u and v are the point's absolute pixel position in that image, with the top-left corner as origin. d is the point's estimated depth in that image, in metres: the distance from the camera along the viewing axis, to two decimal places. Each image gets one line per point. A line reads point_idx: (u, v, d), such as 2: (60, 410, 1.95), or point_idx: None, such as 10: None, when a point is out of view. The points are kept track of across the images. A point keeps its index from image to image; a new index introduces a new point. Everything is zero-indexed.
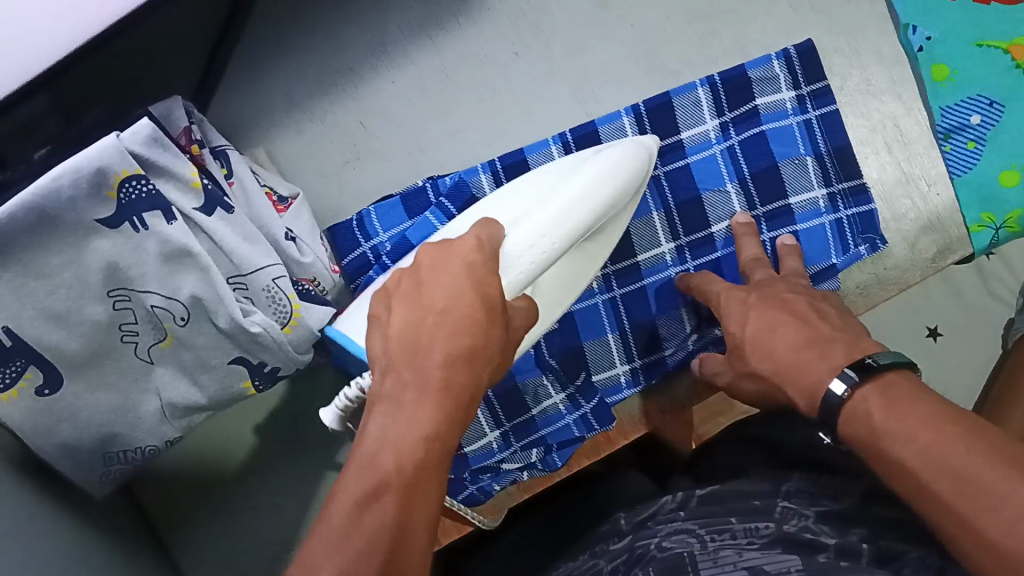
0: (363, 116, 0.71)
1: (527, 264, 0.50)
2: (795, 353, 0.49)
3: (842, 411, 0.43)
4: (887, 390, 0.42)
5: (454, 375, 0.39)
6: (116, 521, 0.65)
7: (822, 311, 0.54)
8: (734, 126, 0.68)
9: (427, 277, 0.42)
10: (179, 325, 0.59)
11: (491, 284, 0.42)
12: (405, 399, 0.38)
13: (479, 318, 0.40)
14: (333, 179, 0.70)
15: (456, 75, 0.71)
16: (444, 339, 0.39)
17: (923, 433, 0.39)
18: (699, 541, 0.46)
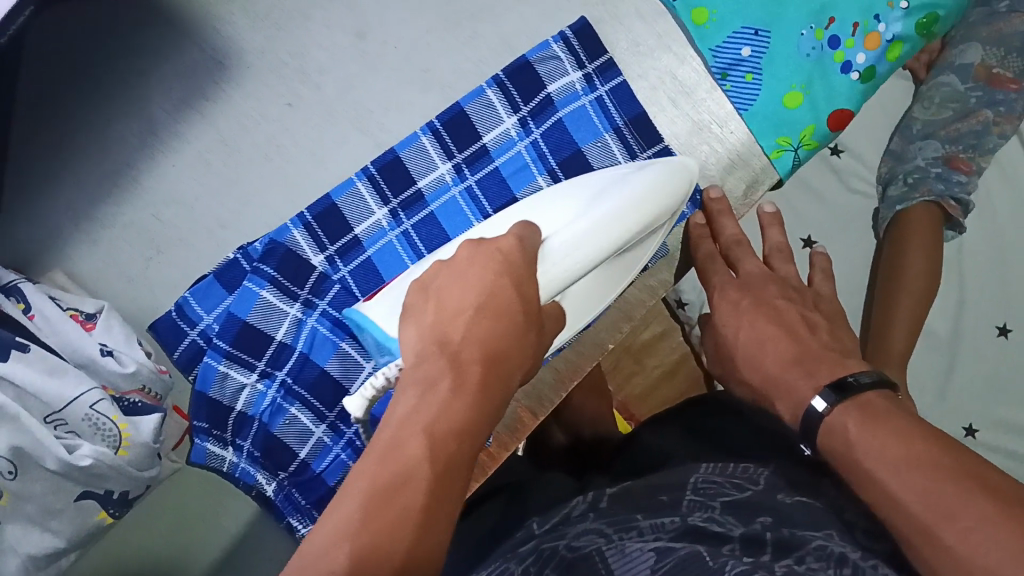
0: (154, 208, 0.69)
1: (578, 258, 0.55)
2: (778, 366, 0.54)
3: (822, 425, 0.47)
4: (865, 407, 0.46)
5: (487, 376, 0.44)
6: None
7: (811, 322, 0.57)
8: (533, 118, 0.69)
9: (454, 278, 0.50)
10: (9, 479, 0.55)
11: (527, 286, 0.49)
12: (444, 388, 0.42)
13: (516, 318, 0.47)
14: (140, 281, 0.69)
15: (235, 142, 0.69)
16: (482, 332, 0.46)
17: (894, 447, 0.42)
18: (602, 538, 0.45)
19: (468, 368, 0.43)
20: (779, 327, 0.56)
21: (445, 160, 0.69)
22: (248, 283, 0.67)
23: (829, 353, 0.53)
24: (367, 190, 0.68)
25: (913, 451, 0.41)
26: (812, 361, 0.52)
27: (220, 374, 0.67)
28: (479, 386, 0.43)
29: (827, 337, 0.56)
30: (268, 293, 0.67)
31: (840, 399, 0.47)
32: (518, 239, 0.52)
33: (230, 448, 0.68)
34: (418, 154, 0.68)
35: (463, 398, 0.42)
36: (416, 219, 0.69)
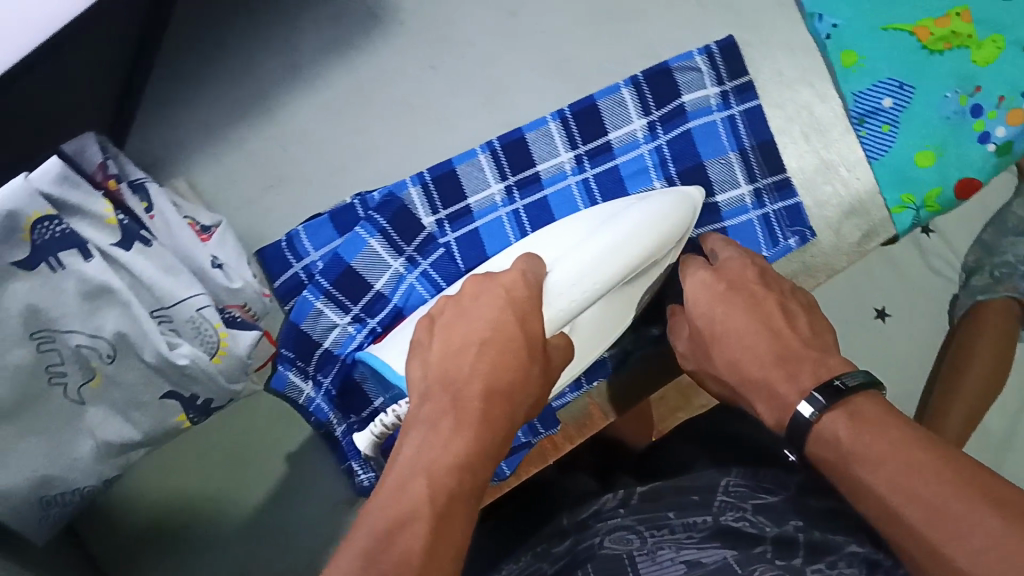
0: (283, 140, 0.70)
1: (571, 294, 0.56)
2: (757, 366, 0.53)
3: (812, 432, 0.47)
4: (855, 412, 0.46)
5: (492, 407, 0.46)
6: (63, 563, 0.66)
7: (787, 312, 0.56)
8: (662, 125, 0.68)
9: (467, 309, 0.52)
10: (106, 363, 0.59)
11: (531, 321, 0.52)
12: (443, 427, 0.44)
13: (519, 354, 0.49)
14: (255, 206, 0.70)
15: (372, 92, 0.70)
16: (486, 368, 0.47)
17: (890, 456, 0.43)
18: (637, 539, 0.50)
19: (470, 405, 0.45)
20: (755, 321, 0.55)
21: (568, 149, 0.69)
22: (358, 229, 0.68)
23: (811, 353, 0.52)
24: (488, 164, 0.69)
25: (911, 464, 0.42)
26: (795, 360, 0.51)
27: (315, 310, 0.68)
28: (484, 421, 0.45)
29: (803, 332, 0.54)
30: (376, 243, 0.68)
31: (829, 404, 0.47)
32: (520, 275, 0.54)
33: (310, 382, 0.69)
34: (545, 139, 0.69)
35: (461, 437, 0.44)
36: (529, 201, 0.69)
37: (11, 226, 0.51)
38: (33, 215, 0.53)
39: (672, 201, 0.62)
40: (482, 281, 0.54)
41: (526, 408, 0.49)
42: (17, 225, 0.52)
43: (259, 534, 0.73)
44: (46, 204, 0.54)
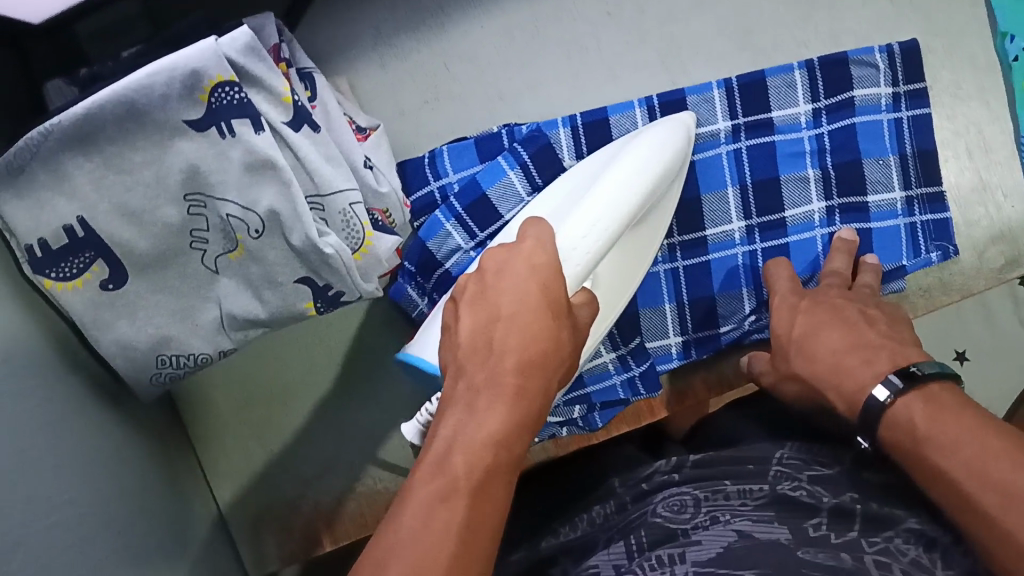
0: (448, 58, 0.71)
1: (582, 256, 0.54)
2: (835, 359, 0.56)
3: (883, 417, 0.50)
4: (931, 399, 0.48)
5: (527, 382, 0.43)
6: (156, 422, 0.68)
7: (872, 319, 0.58)
8: (826, 114, 0.68)
9: (493, 280, 0.47)
10: (252, 237, 0.61)
11: (555, 280, 0.48)
12: (480, 400, 0.42)
13: (544, 322, 0.45)
14: (409, 117, 0.71)
15: (545, 29, 0.71)
16: (517, 341, 0.44)
17: (970, 443, 0.45)
18: (692, 506, 0.51)
19: (506, 377, 0.43)
20: (835, 320, 0.59)
21: (727, 118, 0.68)
22: (500, 158, 0.68)
23: (889, 344, 0.55)
24: (642, 118, 0.69)
25: (983, 448, 0.44)
26: (869, 348, 0.55)
27: (444, 231, 0.68)
28: (521, 392, 0.43)
29: (883, 332, 0.57)
30: (514, 175, 0.68)
31: (904, 389, 0.49)
32: (536, 241, 0.49)
33: (425, 299, 0.70)
34: (705, 104, 0.68)
35: (500, 410, 0.42)
36: None
37: (190, 84, 0.55)
38: (214, 79, 0.55)
39: (656, 144, 0.61)
40: (503, 253, 0.49)
41: (560, 375, 0.47)
42: (198, 84, 0.55)
43: (345, 438, 0.74)
44: (231, 70, 0.56)
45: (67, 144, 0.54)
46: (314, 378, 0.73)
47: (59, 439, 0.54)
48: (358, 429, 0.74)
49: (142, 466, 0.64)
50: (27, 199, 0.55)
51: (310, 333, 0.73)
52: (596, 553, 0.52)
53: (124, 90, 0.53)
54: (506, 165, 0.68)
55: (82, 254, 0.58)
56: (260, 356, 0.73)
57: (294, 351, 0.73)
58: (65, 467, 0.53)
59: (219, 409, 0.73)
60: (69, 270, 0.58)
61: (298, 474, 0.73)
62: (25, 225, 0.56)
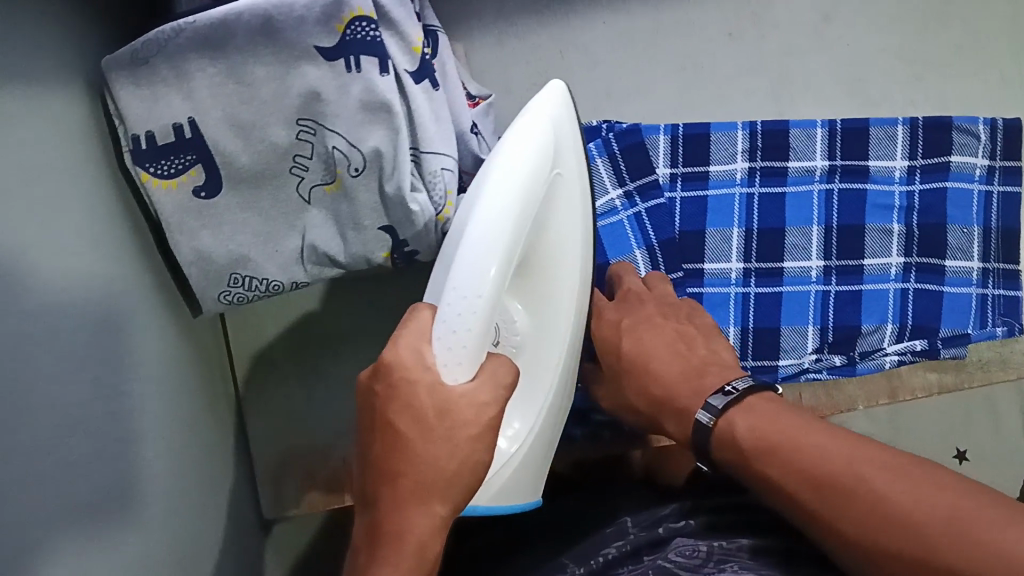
0: (564, 47, 0.72)
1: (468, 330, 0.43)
2: (667, 382, 0.53)
3: (715, 437, 0.49)
4: (751, 410, 0.48)
5: (422, 530, 0.40)
6: (205, 342, 0.67)
7: (691, 341, 0.56)
8: (921, 173, 0.69)
9: (377, 398, 0.41)
10: (350, 174, 0.61)
11: (427, 395, 0.41)
12: (372, 568, 0.40)
13: (420, 439, 0.40)
14: (514, 96, 0.72)
15: (665, 37, 0.72)
16: (399, 505, 0.40)
17: (874, 469, 0.42)
18: (706, 552, 0.50)
19: (390, 525, 0.40)
20: (670, 330, 0.57)
21: (825, 158, 0.70)
22: (592, 145, 0.69)
23: (714, 365, 0.53)
24: (742, 141, 0.70)
25: (877, 484, 0.42)
26: (694, 371, 0.53)
27: None
28: (399, 543, 0.40)
29: (706, 353, 0.55)
30: (601, 162, 0.69)
31: (720, 413, 0.49)
32: (403, 347, 0.42)
33: None
34: (806, 140, 0.69)
35: (390, 571, 0.40)
36: (765, 191, 0.69)
37: (330, 11, 0.55)
38: (353, 12, 0.56)
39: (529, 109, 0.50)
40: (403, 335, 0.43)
41: (469, 463, 0.41)
42: (337, 14, 0.56)
43: None
44: (371, 7, 0.56)
45: (198, 45, 0.55)
46: (364, 332, 0.73)
47: (132, 318, 0.53)
48: None
49: (192, 380, 0.63)
50: (144, 89, 0.55)
51: (372, 286, 0.73)
52: None
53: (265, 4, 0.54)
54: (593, 151, 0.69)
55: (184, 155, 0.58)
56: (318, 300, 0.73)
57: (351, 300, 0.73)
58: (134, 345, 0.52)
59: (268, 346, 0.72)
60: (169, 168, 0.58)
61: (332, 424, 0.72)
62: (138, 114, 0.56)
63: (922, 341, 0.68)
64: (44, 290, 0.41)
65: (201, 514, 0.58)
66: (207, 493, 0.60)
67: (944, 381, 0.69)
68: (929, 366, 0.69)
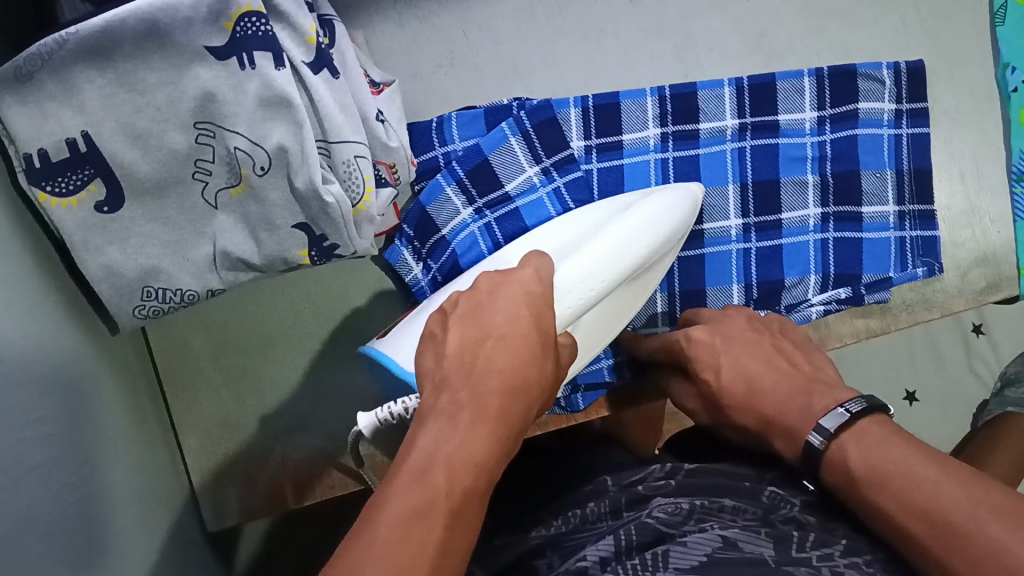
0: (466, 26, 0.71)
1: (575, 300, 0.53)
2: (778, 401, 0.53)
3: (822, 460, 0.48)
4: (863, 437, 0.47)
5: (509, 405, 0.43)
6: (127, 360, 0.66)
7: (795, 359, 0.57)
8: (831, 122, 0.70)
9: (487, 300, 0.48)
10: (256, 174, 0.60)
11: (546, 320, 0.48)
12: (462, 416, 0.41)
13: (535, 350, 0.45)
14: (421, 80, 0.71)
15: (566, 7, 0.72)
16: (504, 364, 0.44)
17: (947, 485, 0.42)
18: (687, 510, 0.46)
19: (489, 398, 0.42)
20: (757, 356, 0.57)
21: (734, 117, 0.70)
22: (505, 124, 0.69)
23: (821, 382, 0.54)
24: (652, 106, 0.70)
25: (924, 483, 0.43)
26: (805, 389, 0.53)
27: (444, 196, 0.68)
28: (499, 423, 0.42)
29: (809, 367, 0.56)
30: (515, 141, 0.68)
31: (834, 437, 0.48)
32: (534, 272, 0.51)
33: (420, 265, 0.69)
34: (715, 99, 0.69)
35: (481, 432, 0.41)
36: (680, 154, 0.69)
37: (217, 10, 0.54)
38: (242, 8, 0.54)
39: (678, 198, 0.62)
40: (498, 279, 0.51)
41: (535, 410, 0.46)
42: (225, 11, 0.54)
43: (324, 398, 0.72)
44: (259, 1, 0.55)
45: (82, 55, 0.52)
46: (293, 331, 0.72)
47: (42, 342, 0.51)
48: (333, 388, 0.72)
49: (117, 401, 0.61)
50: (32, 105, 0.52)
51: (295, 286, 0.72)
52: (584, 548, 0.46)
53: (148, 7, 0.52)
54: (509, 130, 0.68)
55: (81, 170, 0.56)
56: (243, 303, 0.72)
57: (276, 302, 0.72)
58: (50, 368, 0.50)
59: (198, 355, 0.71)
60: (67, 185, 0.56)
61: (269, 428, 0.71)
62: (27, 132, 0.53)
63: (846, 289, 0.69)
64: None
65: (142, 535, 0.57)
66: (146, 513, 0.59)
67: (870, 326, 0.71)
68: (854, 313, 0.70)
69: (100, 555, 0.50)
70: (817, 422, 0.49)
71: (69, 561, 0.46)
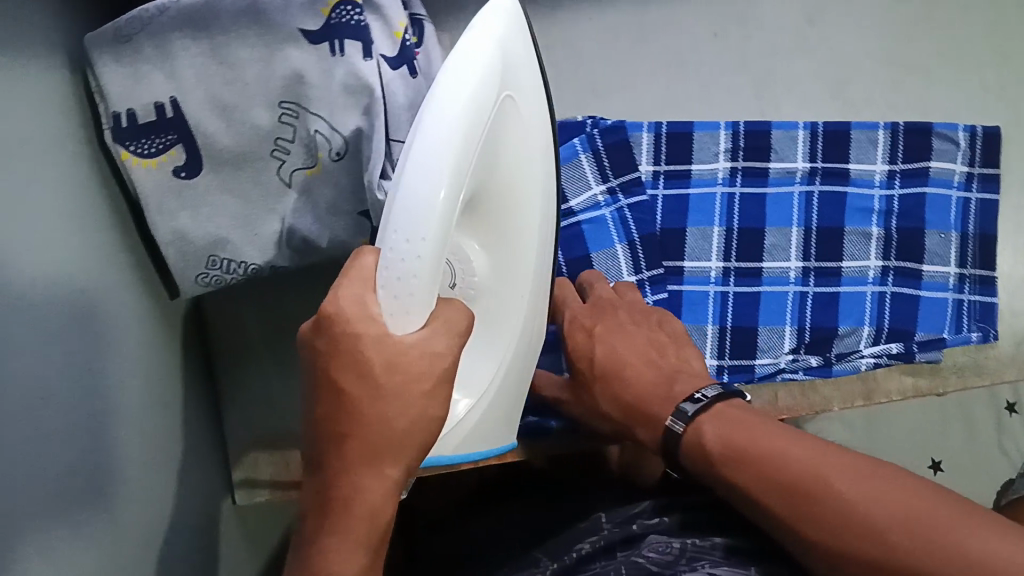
0: (550, 41, 0.71)
1: (414, 270, 0.42)
2: (640, 388, 0.54)
3: (681, 442, 0.50)
4: (721, 415, 0.49)
5: (386, 479, 0.39)
6: (178, 329, 0.66)
7: (665, 352, 0.58)
8: (901, 178, 0.70)
9: (331, 366, 0.38)
10: (332, 159, 0.59)
11: (403, 359, 0.39)
12: (335, 517, 0.38)
13: (393, 402, 0.38)
14: None
15: (650, 35, 0.72)
16: (356, 450, 0.38)
17: (797, 447, 0.44)
18: (678, 549, 0.50)
19: (360, 488, 0.38)
20: (643, 343, 0.58)
21: (806, 160, 0.70)
22: (576, 140, 0.69)
23: (683, 372, 0.55)
24: (725, 140, 0.70)
25: (782, 455, 0.44)
26: (675, 378, 0.54)
27: None
28: (386, 448, 0.38)
29: (676, 359, 0.58)
30: (585, 159, 0.68)
31: (692, 421, 0.49)
32: (370, 264, 0.41)
33: None
34: (788, 141, 0.70)
35: (355, 525, 0.38)
36: (748, 190, 0.70)
37: None
38: None
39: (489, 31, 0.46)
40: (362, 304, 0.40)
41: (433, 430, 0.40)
42: None
43: None
44: None
45: (180, 24, 0.54)
46: None
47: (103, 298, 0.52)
48: None
49: (166, 365, 0.62)
50: (126, 66, 0.55)
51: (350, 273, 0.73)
52: None
53: None
54: (580, 146, 0.69)
55: (164, 134, 0.58)
56: (296, 286, 0.72)
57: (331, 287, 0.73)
58: (108, 331, 0.51)
59: (246, 330, 0.72)
60: (149, 147, 0.58)
61: None
62: (118, 89, 0.56)
63: (898, 344, 0.69)
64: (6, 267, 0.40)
65: (174, 503, 0.58)
66: (180, 487, 0.60)
67: (918, 386, 0.70)
68: (903, 369, 0.70)
69: (138, 514, 0.51)
70: (677, 405, 0.51)
71: (109, 512, 0.47)
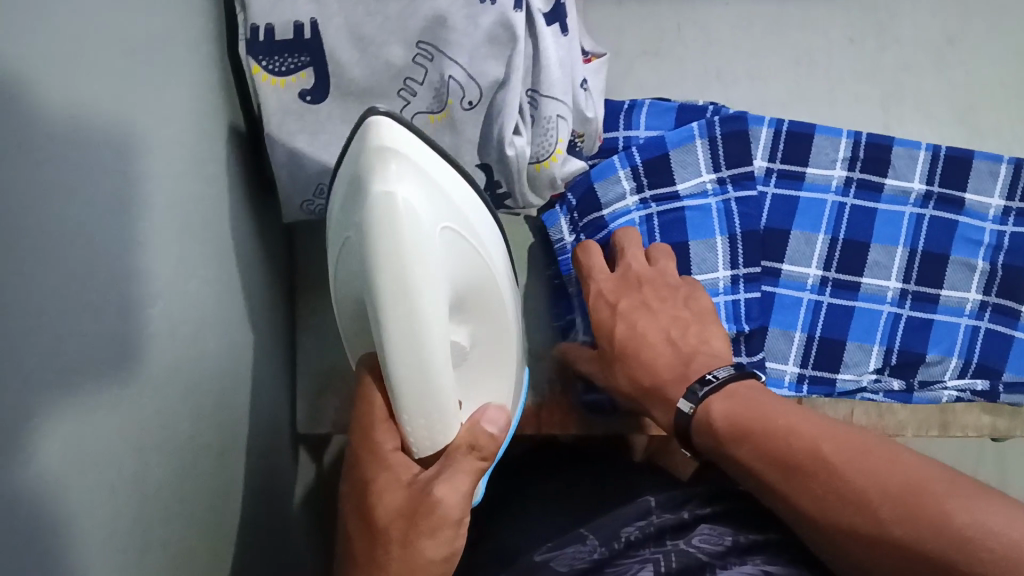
0: (681, 22, 0.72)
1: (418, 410, 0.41)
2: (665, 368, 0.57)
3: (689, 424, 0.53)
4: (730, 397, 0.52)
5: None
6: (271, 251, 0.66)
7: (689, 330, 0.60)
8: (1016, 216, 0.69)
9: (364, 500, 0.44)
10: (461, 107, 0.58)
11: (420, 502, 0.42)
12: None
13: (404, 541, 0.42)
14: (624, 61, 0.71)
15: (786, 29, 0.72)
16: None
17: (812, 430, 0.48)
18: (728, 542, 0.49)
19: None
20: (668, 321, 0.60)
21: (923, 182, 0.69)
22: (694, 124, 0.67)
23: (704, 352, 0.58)
24: (844, 147, 0.69)
25: (804, 434, 0.48)
26: (691, 360, 0.57)
27: (615, 177, 0.67)
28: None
29: (697, 340, 0.59)
30: (700, 144, 0.67)
31: (701, 402, 0.53)
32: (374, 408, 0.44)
33: (572, 235, 0.67)
34: (908, 159, 0.69)
35: None
36: (859, 203, 0.69)
37: None
38: None
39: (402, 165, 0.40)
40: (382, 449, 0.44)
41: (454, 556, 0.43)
42: None
43: None
44: None
45: None
46: None
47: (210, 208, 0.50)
48: None
49: (256, 285, 0.61)
50: None
51: None
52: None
53: None
54: (695, 129, 0.67)
55: (298, 55, 0.55)
56: None
57: None
58: (212, 238, 0.50)
59: None
60: (282, 65, 0.55)
61: None
62: (261, 4, 0.53)
63: (984, 381, 0.67)
64: (140, 156, 0.39)
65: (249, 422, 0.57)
66: (254, 407, 0.59)
67: (996, 426, 0.69)
68: (984, 407, 0.69)
69: (220, 431, 0.50)
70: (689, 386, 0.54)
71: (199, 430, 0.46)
